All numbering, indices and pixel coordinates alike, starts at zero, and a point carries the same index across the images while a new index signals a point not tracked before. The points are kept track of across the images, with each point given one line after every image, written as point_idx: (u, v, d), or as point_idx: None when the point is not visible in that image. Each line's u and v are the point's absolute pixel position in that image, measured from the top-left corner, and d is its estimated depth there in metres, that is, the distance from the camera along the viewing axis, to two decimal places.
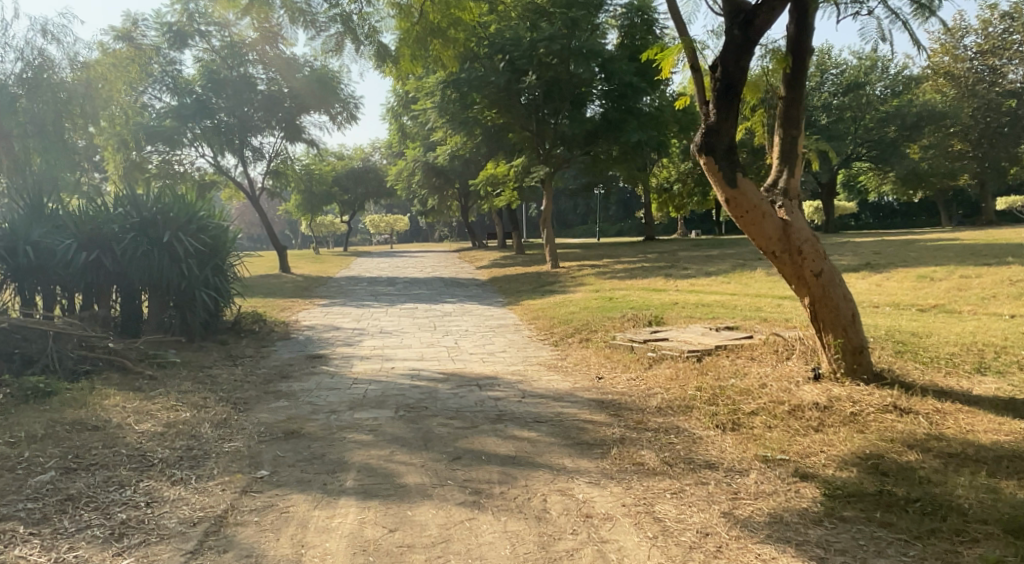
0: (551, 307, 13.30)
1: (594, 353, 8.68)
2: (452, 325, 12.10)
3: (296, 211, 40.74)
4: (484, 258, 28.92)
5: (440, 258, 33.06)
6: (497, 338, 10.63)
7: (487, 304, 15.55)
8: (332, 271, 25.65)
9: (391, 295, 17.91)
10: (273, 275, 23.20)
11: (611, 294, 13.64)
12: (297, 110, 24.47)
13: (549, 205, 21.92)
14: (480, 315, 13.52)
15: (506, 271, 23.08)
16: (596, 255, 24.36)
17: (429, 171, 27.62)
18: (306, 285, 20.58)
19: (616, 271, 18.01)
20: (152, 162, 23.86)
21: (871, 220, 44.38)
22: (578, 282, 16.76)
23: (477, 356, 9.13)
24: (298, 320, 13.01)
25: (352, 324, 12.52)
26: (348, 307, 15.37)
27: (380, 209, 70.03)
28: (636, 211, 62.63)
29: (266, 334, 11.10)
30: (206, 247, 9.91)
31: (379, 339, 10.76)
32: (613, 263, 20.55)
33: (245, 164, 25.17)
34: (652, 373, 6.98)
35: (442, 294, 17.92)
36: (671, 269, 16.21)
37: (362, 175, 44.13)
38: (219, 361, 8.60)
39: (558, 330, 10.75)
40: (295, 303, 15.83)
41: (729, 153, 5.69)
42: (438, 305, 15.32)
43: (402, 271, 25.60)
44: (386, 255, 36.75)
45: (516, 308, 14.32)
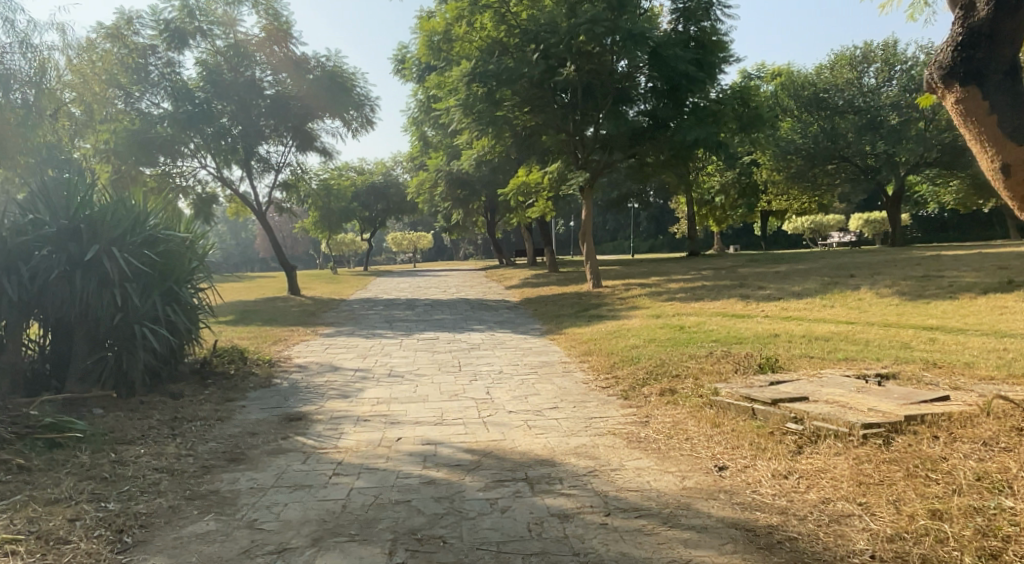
0: (603, 339, 10.59)
1: (690, 417, 5.96)
2: (481, 365, 9.46)
3: (312, 228, 38.53)
4: (513, 277, 26.27)
5: (465, 277, 30.50)
6: (543, 384, 7.95)
7: (524, 333, 12.93)
8: (347, 293, 23.20)
9: (409, 322, 15.34)
10: (279, 299, 20.79)
11: (678, 321, 10.90)
12: (306, 116, 22.15)
13: (588, 217, 19.24)
14: (516, 349, 10.85)
15: (541, 291, 20.41)
16: (642, 272, 21.60)
17: (453, 182, 25.10)
18: (314, 310, 18.12)
19: (670, 292, 15.30)
20: (149, 176, 21.66)
21: (929, 233, 41.00)
22: (629, 305, 14.06)
23: (518, 416, 6.47)
24: (290, 358, 10.50)
25: (355, 362, 9.92)
26: (355, 338, 12.82)
27: (403, 226, 67.87)
28: (669, 226, 59.63)
29: (239, 381, 8.55)
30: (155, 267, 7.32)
31: (385, 386, 8.14)
32: (665, 282, 17.79)
33: (252, 177, 22.98)
34: (815, 468, 4.29)
35: (469, 320, 15.30)
36: (743, 289, 13.41)
37: (382, 190, 41.84)
38: (153, 430, 6.07)
39: (623, 372, 8.04)
40: (292, 333, 13.35)
41: (1010, 80, 3.49)
42: (462, 335, 12.70)
43: (423, 292, 23.02)
44: (408, 274, 34.33)
45: (558, 339, 11.64)
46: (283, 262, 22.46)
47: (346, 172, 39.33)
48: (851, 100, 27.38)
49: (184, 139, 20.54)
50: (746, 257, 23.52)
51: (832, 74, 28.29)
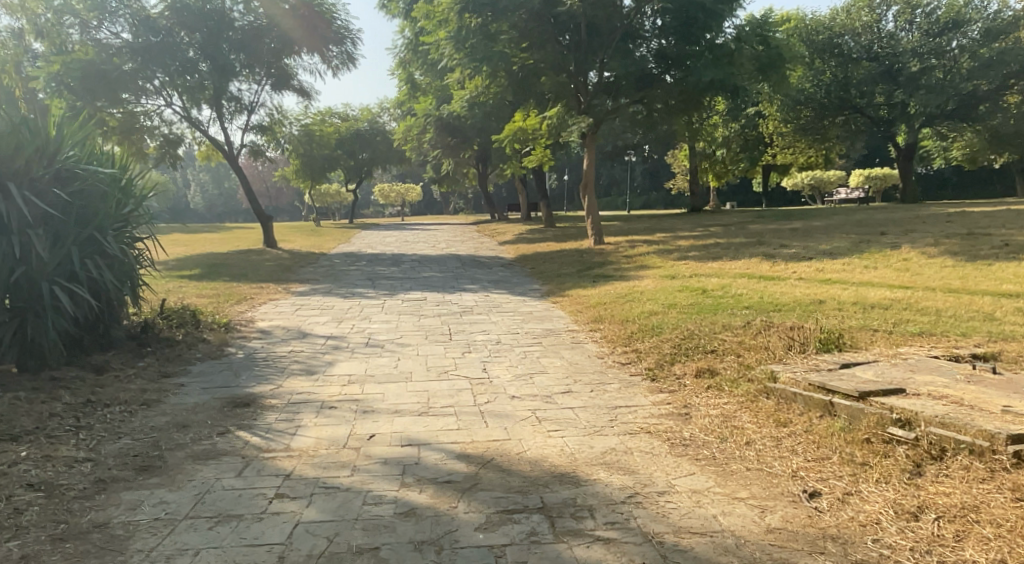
0: (612, 304, 9.29)
1: (743, 410, 4.66)
2: (474, 334, 8.16)
3: (295, 177, 36.85)
4: (506, 232, 24.90)
5: (455, 231, 29.09)
6: (548, 360, 6.66)
7: (521, 295, 11.62)
8: (329, 247, 21.78)
9: (394, 279, 14.01)
10: (254, 252, 19.37)
11: (698, 283, 9.60)
12: (281, 52, 20.52)
13: (588, 167, 17.79)
14: (513, 314, 9.56)
15: (535, 248, 19.08)
16: (645, 227, 20.25)
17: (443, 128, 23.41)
18: (290, 265, 16.73)
19: (679, 250, 14.01)
20: (110, 115, 19.98)
21: (934, 191, 39.70)
22: (635, 265, 12.79)
23: (522, 406, 5.19)
24: (254, 321, 9.17)
25: (327, 328, 8.58)
26: (333, 297, 11.48)
27: (391, 177, 65.95)
28: (665, 181, 57.98)
29: (183, 350, 7.23)
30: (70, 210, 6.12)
31: (359, 360, 6.83)
32: (670, 240, 16.50)
33: (225, 119, 21.37)
34: (959, 507, 3.02)
35: (458, 278, 13.98)
36: (764, 248, 12.11)
37: (368, 139, 39.96)
38: (54, 422, 4.79)
39: (644, 346, 6.76)
40: (263, 291, 11.97)
41: None
42: (453, 296, 11.38)
43: (409, 247, 21.63)
44: (396, 228, 32.86)
45: (560, 303, 10.35)
46: (258, 212, 20.92)
47: (330, 120, 37.42)
48: (866, 46, 25.74)
49: (146, 74, 18.99)
50: (754, 213, 22.16)
51: (848, 17, 26.14)
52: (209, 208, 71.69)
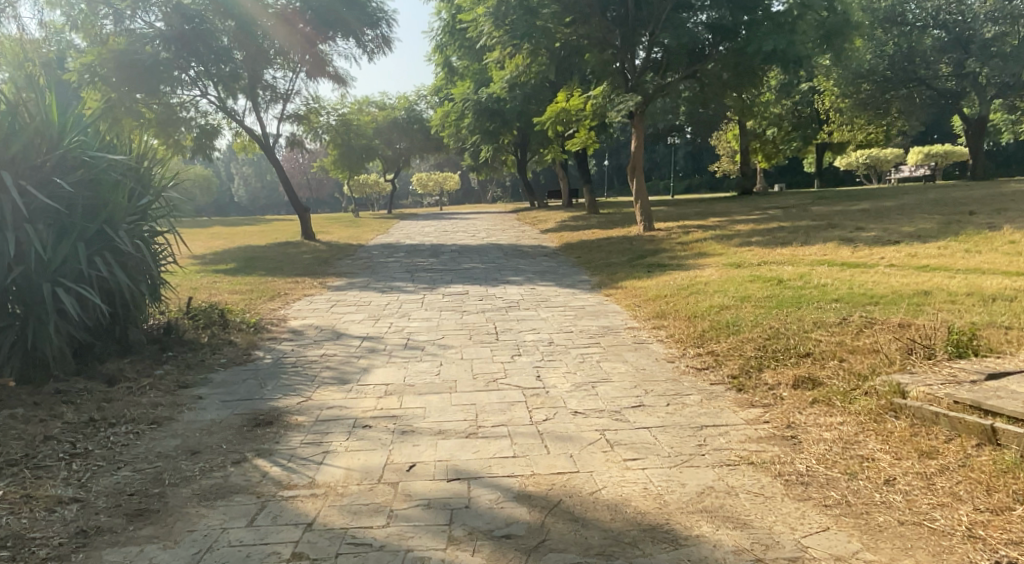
0: (675, 296, 8.40)
1: (869, 434, 3.78)
2: (523, 333, 7.36)
3: (333, 168, 36.53)
4: (548, 219, 24.05)
5: (494, 220, 28.33)
6: (611, 365, 5.83)
7: (571, 287, 10.78)
8: (367, 238, 21.22)
9: (434, 271, 13.31)
10: (291, 244, 18.89)
11: (770, 272, 8.65)
12: (315, 36, 20.04)
13: (637, 148, 16.79)
14: (565, 309, 8.74)
15: (581, 235, 18.19)
16: (697, 212, 19.19)
17: (481, 113, 22.22)
18: (328, 257, 16.16)
19: (740, 235, 13.00)
20: (145, 106, 19.65)
21: (999, 168, 37.58)
22: (694, 253, 11.85)
23: (588, 424, 4.37)
24: (287, 319, 8.52)
25: (363, 328, 7.88)
26: (370, 292, 10.80)
27: (429, 166, 65.51)
28: (709, 165, 56.34)
29: (206, 355, 6.57)
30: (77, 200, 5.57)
31: (397, 366, 6.09)
32: (726, 224, 15.48)
33: (260, 109, 20.91)
34: None
35: (502, 269, 13.21)
36: (837, 231, 11.05)
37: (406, 127, 39.33)
38: (47, 449, 4.15)
39: (722, 347, 5.87)
40: (298, 287, 11.36)
41: None
42: (498, 290, 10.61)
43: (450, 236, 20.92)
44: (435, 217, 32.29)
45: (615, 296, 9.49)
46: (294, 203, 20.39)
47: (367, 109, 36.90)
48: (932, 13, 24.13)
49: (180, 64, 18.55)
50: (812, 195, 20.92)
51: None
52: (252, 201, 72.30)
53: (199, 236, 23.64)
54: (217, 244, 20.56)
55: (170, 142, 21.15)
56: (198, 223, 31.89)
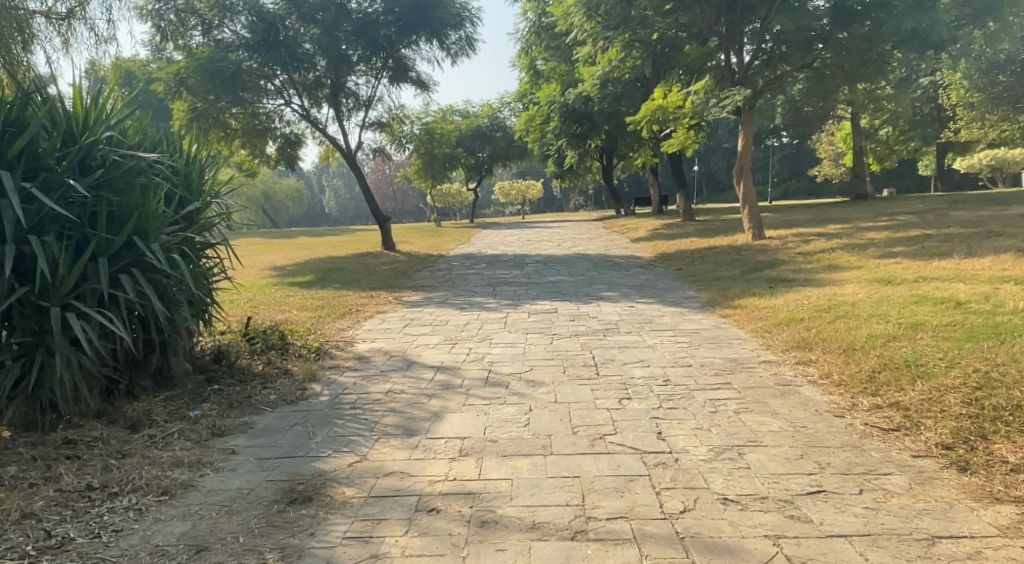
0: (819, 322, 6.98)
1: None
2: (629, 366, 6.02)
3: (416, 177, 36.11)
4: (639, 228, 22.52)
5: (581, 228, 26.99)
6: (756, 420, 4.44)
7: (676, 305, 9.32)
8: (449, 248, 20.30)
9: (518, 285, 12.12)
10: (371, 254, 18.16)
11: (941, 293, 7.17)
12: (399, 40, 19.06)
13: (745, 149, 15.17)
14: (675, 334, 7.33)
15: (678, 244, 16.64)
16: (810, 219, 17.38)
17: (568, 116, 21.16)
18: (406, 269, 15.24)
19: (873, 247, 11.26)
20: (232, 116, 19.33)
21: None
22: (820, 267, 10.23)
23: (750, 526, 3.01)
24: (353, 343, 7.45)
25: (437, 355, 6.72)
26: (448, 309, 9.69)
27: (512, 175, 64.88)
28: (807, 170, 53.27)
29: (255, 387, 5.40)
30: (103, 205, 4.60)
31: (475, 411, 4.86)
32: (849, 233, 13.68)
33: (344, 117, 20.28)
34: None
35: (594, 283, 11.88)
36: (1002, 244, 9.25)
37: (488, 134, 38.47)
38: (16, 537, 3.08)
39: (911, 395, 4.58)
40: (370, 302, 10.38)
41: None
42: (592, 307, 9.30)
43: (534, 246, 19.72)
44: (519, 227, 31.22)
45: (734, 317, 8.01)
46: (375, 213, 19.67)
47: (449, 117, 36.33)
48: None
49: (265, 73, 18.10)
50: (943, 200, 18.72)
51: None
52: (339, 212, 73.62)
53: (281, 246, 23.36)
54: (297, 254, 20.08)
55: (256, 151, 20.84)
56: (282, 233, 31.95)
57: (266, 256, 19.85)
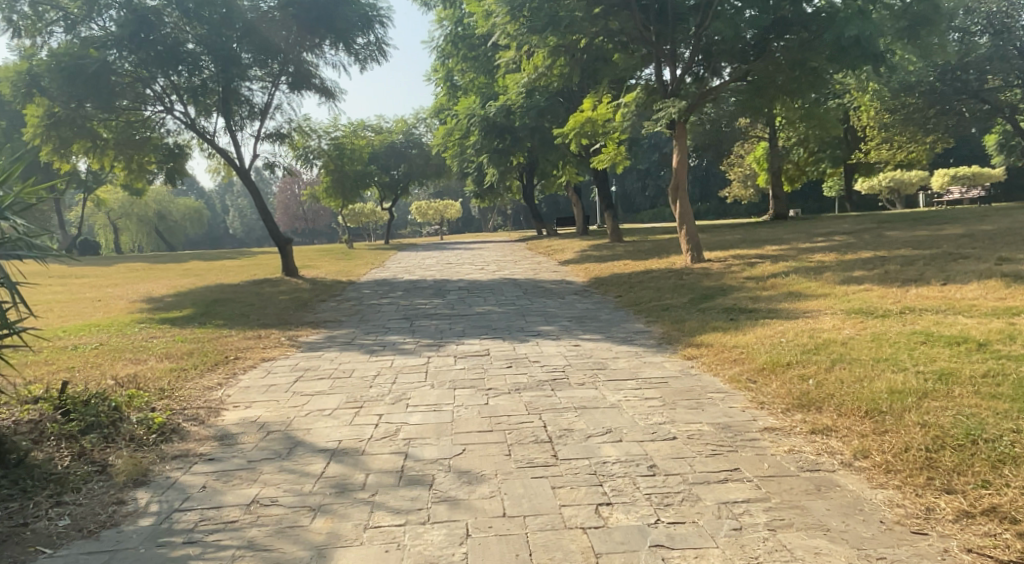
0: (813, 368, 5.63)
1: None
2: (595, 442, 4.46)
3: (325, 195, 33.93)
4: (563, 249, 21.31)
5: (502, 250, 25.59)
6: (808, 549, 2.98)
7: (627, 343, 7.89)
8: (358, 272, 18.43)
9: (439, 318, 10.46)
10: (270, 281, 16.12)
11: (948, 330, 6.01)
12: (296, 43, 17.47)
13: (680, 164, 14.09)
14: (641, 386, 5.85)
15: (610, 268, 15.41)
16: (745, 240, 16.52)
17: (489, 131, 19.70)
18: (308, 298, 13.33)
19: (829, 270, 10.23)
20: (102, 125, 16.99)
21: None
22: (782, 294, 9.05)
23: None
24: (219, 410, 5.64)
25: (333, 431, 4.98)
26: (354, 352, 7.94)
27: (427, 195, 63.08)
28: (717, 191, 53.89)
29: (33, 503, 3.76)
30: None
31: (384, 541, 3.20)
32: (793, 255, 12.75)
33: (236, 127, 18.18)
34: None
35: (526, 314, 10.37)
36: (979, 268, 8.33)
37: (403, 151, 36.64)
38: None
39: (1007, 496, 3.24)
40: (259, 344, 8.49)
41: None
42: (531, 347, 7.75)
43: (455, 269, 18.15)
44: (436, 248, 29.58)
45: (705, 360, 6.60)
46: (274, 234, 17.57)
47: (360, 133, 34.32)
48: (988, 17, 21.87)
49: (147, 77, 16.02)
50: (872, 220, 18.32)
51: None
52: (246, 233, 69.77)
53: (167, 272, 20.84)
54: (184, 282, 17.75)
55: (134, 163, 18.45)
56: (173, 258, 29.07)
57: (144, 285, 17.43)
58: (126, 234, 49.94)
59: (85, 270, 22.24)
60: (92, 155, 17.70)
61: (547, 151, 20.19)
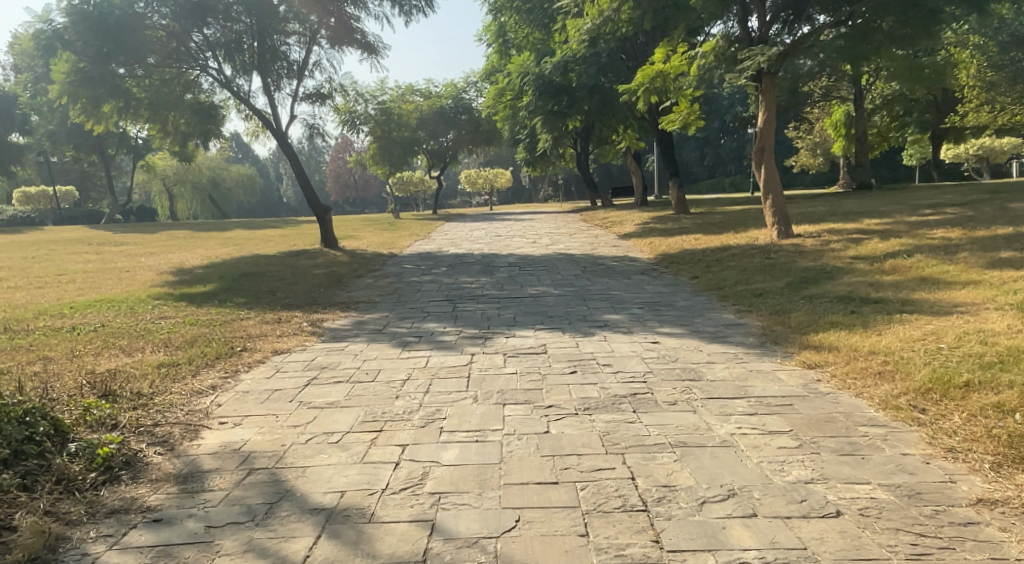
0: (1012, 395, 4.08)
1: None
2: (715, 517, 2.98)
3: (372, 162, 32.74)
4: (623, 221, 19.60)
5: (554, 222, 23.99)
6: None
7: (720, 341, 6.32)
8: (401, 244, 17.15)
9: (486, 301, 9.05)
10: (306, 254, 14.95)
11: None
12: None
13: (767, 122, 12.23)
14: (758, 412, 4.31)
15: (680, 242, 13.73)
16: (835, 213, 14.60)
17: (544, 90, 18.13)
18: (344, 274, 12.06)
19: (959, 250, 8.45)
20: (135, 83, 15.97)
21: None
22: (910, 282, 7.32)
23: None
24: (199, 428, 4.28)
25: (338, 471, 3.59)
26: (384, 345, 6.57)
27: (478, 164, 61.58)
28: (783, 160, 50.94)
29: None
30: None
31: None
32: (903, 230, 10.88)
33: (275, 87, 16.98)
34: None
35: (588, 298, 8.88)
36: None
37: (452, 117, 35.10)
38: None
39: None
40: (274, 331, 7.19)
41: None
42: (599, 346, 6.25)
43: (505, 242, 16.70)
44: (485, 219, 28.10)
45: (839, 372, 5.03)
46: (313, 202, 16.37)
47: (408, 98, 32.97)
48: None
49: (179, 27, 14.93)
50: (979, 192, 16.13)
51: None
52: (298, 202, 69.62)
53: (204, 241, 19.93)
54: (219, 253, 16.74)
55: (172, 126, 17.50)
56: (218, 227, 28.36)
57: (178, 255, 16.47)
58: (181, 202, 49.89)
59: (124, 238, 21.49)
60: (127, 118, 16.77)
61: (607, 113, 18.45)
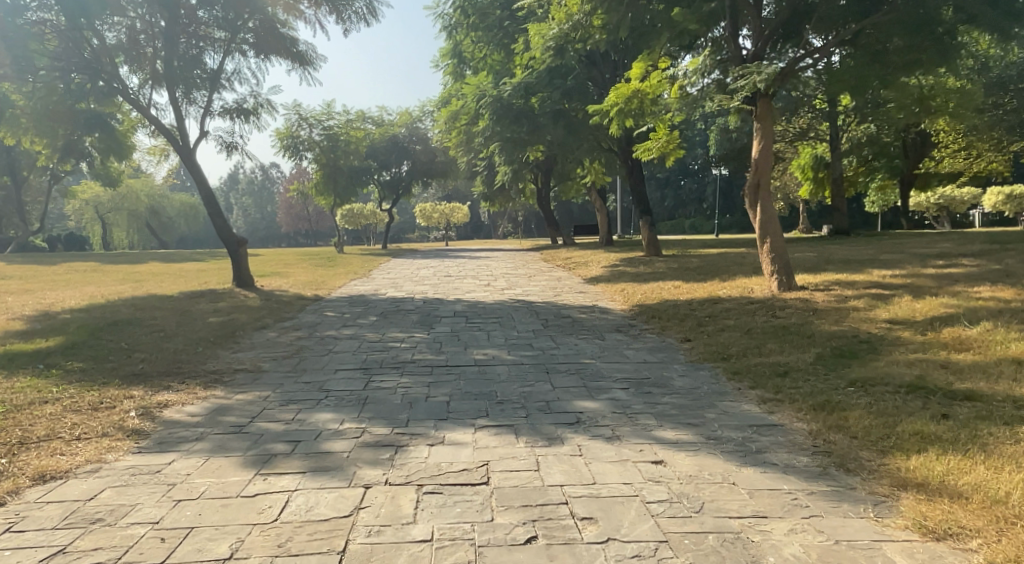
0: None
1: None
2: None
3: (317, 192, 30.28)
4: (588, 263, 17.50)
5: (512, 261, 21.79)
6: None
7: (758, 464, 4.04)
8: (332, 284, 14.69)
9: (413, 371, 6.68)
10: (211, 296, 12.38)
11: None
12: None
13: (766, 152, 10.21)
14: None
15: (658, 291, 11.58)
16: (833, 261, 12.67)
17: (503, 115, 15.50)
18: (243, 324, 9.57)
19: None
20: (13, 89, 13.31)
21: None
22: (1002, 366, 5.23)
23: None
24: None
25: None
26: (231, 461, 4.16)
27: (436, 197, 59.47)
28: None
29: None
30: None
31: None
32: (934, 285, 8.91)
33: (187, 100, 14.51)
34: None
35: (551, 371, 6.58)
36: None
37: (406, 146, 32.90)
38: None
39: None
40: (73, 430, 4.73)
41: None
42: (573, 474, 3.90)
43: (453, 285, 14.37)
44: (436, 256, 25.90)
45: None
46: (224, 234, 13.83)
47: (358, 125, 30.72)
48: None
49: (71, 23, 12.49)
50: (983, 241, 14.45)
51: None
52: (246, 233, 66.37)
53: (105, 276, 17.14)
54: (112, 291, 14.09)
55: (61, 142, 14.67)
56: (137, 257, 25.38)
57: (59, 292, 13.75)
58: (116, 231, 46.52)
59: (13, 270, 18.55)
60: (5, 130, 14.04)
61: (571, 143, 16.34)
